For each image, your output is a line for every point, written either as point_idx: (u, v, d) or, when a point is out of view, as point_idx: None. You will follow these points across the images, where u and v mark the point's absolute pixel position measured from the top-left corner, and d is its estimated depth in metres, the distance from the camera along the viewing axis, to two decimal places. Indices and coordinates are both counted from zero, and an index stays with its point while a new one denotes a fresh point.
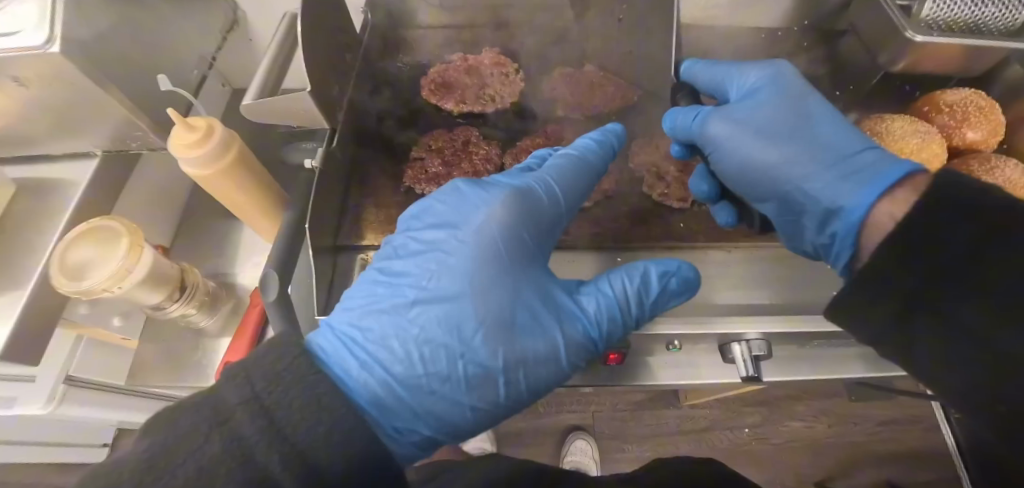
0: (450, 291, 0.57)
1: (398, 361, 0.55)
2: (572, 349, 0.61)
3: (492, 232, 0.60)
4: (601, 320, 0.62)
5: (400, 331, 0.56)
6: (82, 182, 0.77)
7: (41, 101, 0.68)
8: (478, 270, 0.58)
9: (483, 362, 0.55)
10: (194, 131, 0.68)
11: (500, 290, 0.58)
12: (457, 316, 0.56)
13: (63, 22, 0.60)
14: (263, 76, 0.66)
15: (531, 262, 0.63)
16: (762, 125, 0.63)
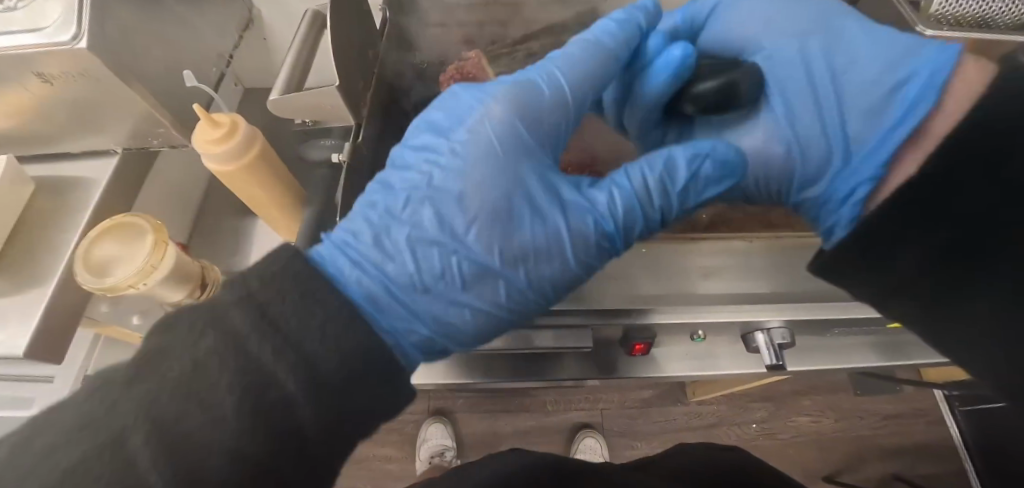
0: (445, 189, 0.57)
1: (393, 259, 0.55)
2: (581, 243, 0.61)
3: (489, 129, 0.59)
4: (612, 209, 0.61)
5: (399, 225, 0.56)
6: (102, 181, 0.77)
7: (65, 97, 0.68)
8: (474, 166, 0.58)
9: (480, 258, 0.56)
10: (219, 127, 0.68)
11: (500, 186, 0.58)
12: (452, 212, 0.56)
13: (92, 17, 0.60)
14: (289, 73, 0.67)
15: (534, 158, 0.61)
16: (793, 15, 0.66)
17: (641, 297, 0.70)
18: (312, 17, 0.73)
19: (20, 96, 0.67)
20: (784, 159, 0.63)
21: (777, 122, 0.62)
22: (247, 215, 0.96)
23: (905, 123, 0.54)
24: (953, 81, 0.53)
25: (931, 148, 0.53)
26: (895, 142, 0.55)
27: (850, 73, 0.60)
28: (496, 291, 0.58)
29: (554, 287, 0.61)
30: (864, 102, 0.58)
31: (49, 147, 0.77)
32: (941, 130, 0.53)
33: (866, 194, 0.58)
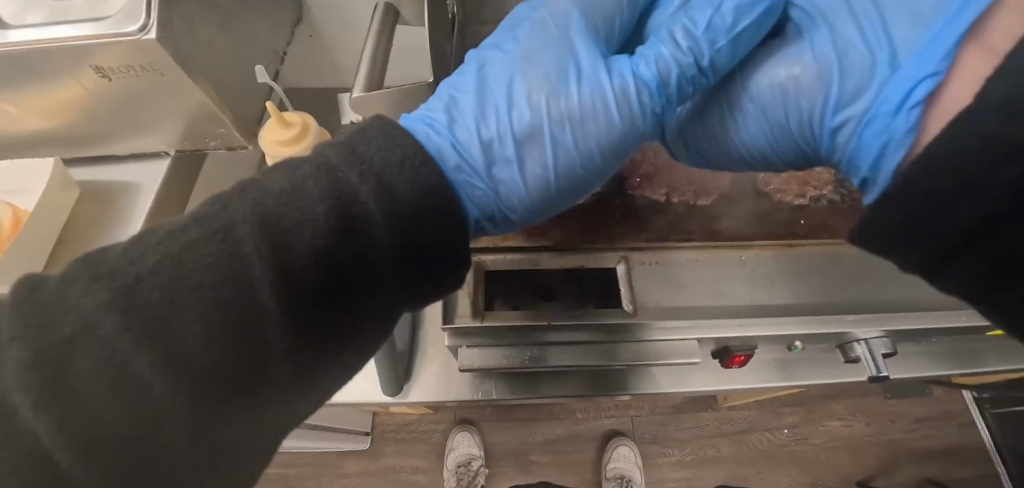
0: (508, 57, 0.57)
1: (464, 123, 0.54)
2: (627, 106, 0.55)
3: (556, 9, 0.60)
4: (663, 66, 0.55)
5: (471, 86, 0.56)
6: (152, 187, 0.73)
7: (120, 93, 0.63)
8: (536, 36, 0.58)
9: (534, 110, 0.54)
10: (291, 128, 0.63)
11: (560, 47, 0.57)
12: (516, 70, 0.56)
13: (160, 4, 0.56)
14: (370, 68, 0.62)
15: (591, 36, 0.58)
16: None
17: (741, 306, 0.63)
18: (384, 9, 0.69)
19: (73, 91, 0.62)
20: (812, 83, 0.48)
21: (813, 46, 0.48)
22: None
23: (953, 22, 0.37)
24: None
25: (1006, 45, 0.34)
26: (939, 48, 0.37)
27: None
28: (545, 153, 0.54)
29: (606, 149, 0.55)
30: (920, 6, 0.42)
31: (101, 149, 0.72)
32: (1005, 30, 0.34)
33: (922, 102, 0.38)
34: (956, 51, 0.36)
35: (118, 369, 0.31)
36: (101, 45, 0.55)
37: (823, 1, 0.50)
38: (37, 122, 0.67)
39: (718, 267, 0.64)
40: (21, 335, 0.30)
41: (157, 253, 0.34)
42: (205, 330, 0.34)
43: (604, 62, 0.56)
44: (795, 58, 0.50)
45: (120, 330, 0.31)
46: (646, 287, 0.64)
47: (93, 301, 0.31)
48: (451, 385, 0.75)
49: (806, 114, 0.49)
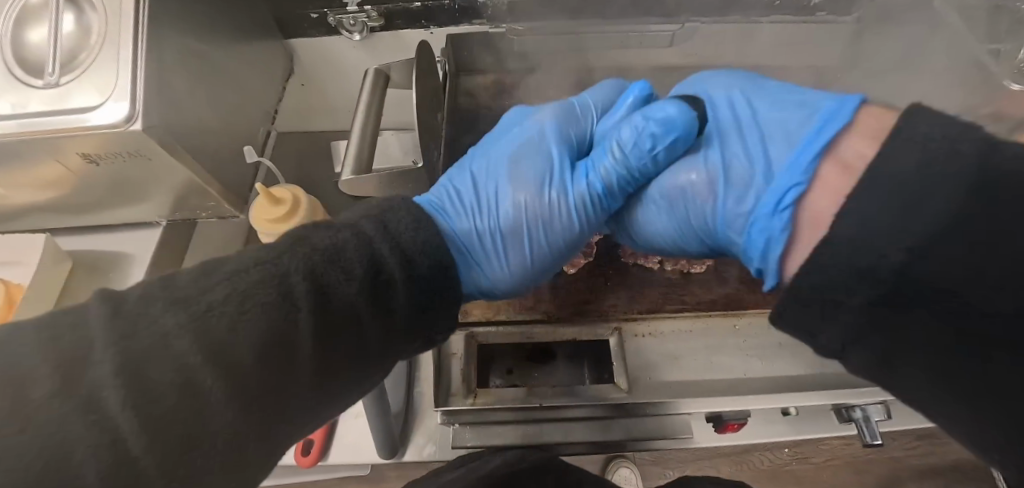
0: (497, 160, 0.58)
1: (462, 211, 0.55)
2: (585, 207, 0.57)
3: (543, 116, 0.61)
4: (609, 179, 0.56)
5: (469, 173, 0.58)
6: (145, 256, 0.74)
7: (111, 175, 0.64)
8: (525, 140, 0.59)
9: (510, 200, 0.56)
10: (281, 204, 0.63)
11: (539, 154, 0.59)
12: (502, 175, 0.57)
13: (144, 93, 0.55)
14: (360, 148, 0.64)
15: (567, 144, 0.61)
16: (773, 92, 0.51)
17: (735, 379, 0.63)
18: (374, 74, 0.68)
19: (60, 172, 0.62)
20: (703, 187, 0.50)
21: (705, 154, 0.51)
22: None
23: (811, 144, 0.40)
24: (861, 112, 0.39)
25: (862, 164, 0.37)
26: (802, 163, 0.39)
27: (777, 118, 0.48)
28: (523, 248, 0.55)
29: (547, 249, 0.56)
30: (792, 132, 0.45)
31: (93, 219, 0.73)
32: (859, 155, 0.37)
33: (791, 206, 0.39)
34: (816, 164, 0.39)
35: (190, 373, 0.31)
36: (89, 135, 0.55)
37: (723, 118, 0.52)
38: (28, 199, 0.67)
39: (709, 338, 0.65)
40: (112, 341, 0.30)
41: (226, 284, 0.34)
42: (255, 356, 0.33)
43: (569, 169, 0.58)
44: (691, 165, 0.52)
45: (192, 344, 0.31)
46: (638, 358, 0.64)
47: (178, 314, 0.32)
48: (445, 446, 0.75)
49: (701, 215, 0.52)
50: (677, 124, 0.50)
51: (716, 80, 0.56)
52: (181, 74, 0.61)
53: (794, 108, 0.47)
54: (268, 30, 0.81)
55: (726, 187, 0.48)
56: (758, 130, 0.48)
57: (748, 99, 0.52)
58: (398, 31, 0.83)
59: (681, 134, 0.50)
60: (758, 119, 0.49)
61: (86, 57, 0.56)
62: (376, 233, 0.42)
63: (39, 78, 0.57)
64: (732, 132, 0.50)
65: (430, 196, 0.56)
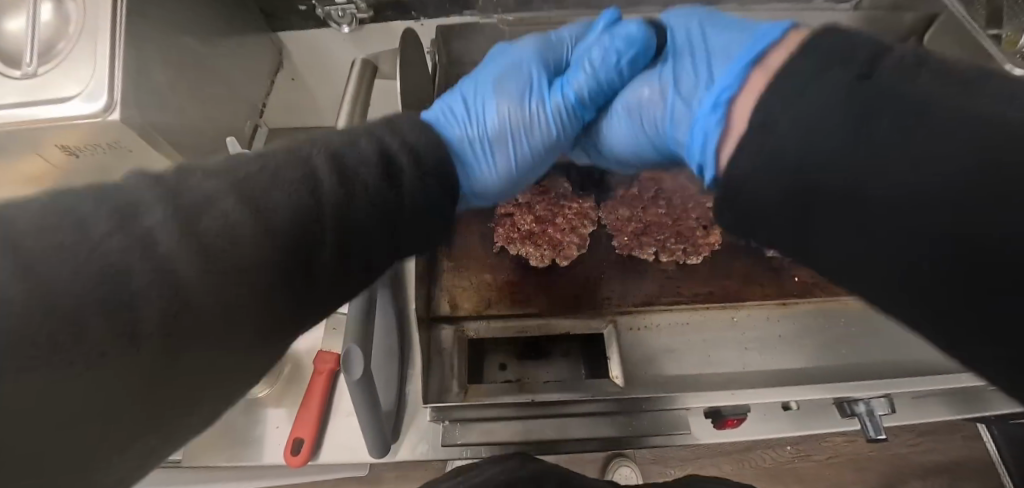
0: (484, 80, 0.58)
1: (450, 122, 0.55)
2: (563, 119, 0.58)
3: (526, 39, 0.61)
4: (582, 92, 0.57)
5: (451, 91, 0.58)
6: None
7: (90, 168, 0.62)
8: (511, 58, 0.59)
9: (489, 112, 0.56)
10: None
11: (520, 69, 0.59)
12: (487, 88, 0.57)
13: (123, 83, 0.54)
14: None
15: (548, 65, 0.60)
16: (723, 20, 0.49)
17: (733, 373, 0.61)
18: (360, 65, 0.67)
19: (39, 166, 0.61)
20: (655, 97, 0.52)
21: (663, 68, 0.52)
22: None
23: (750, 56, 0.38)
24: (788, 33, 0.38)
25: (780, 63, 0.35)
26: (732, 69, 0.38)
27: (724, 35, 0.48)
28: (507, 155, 0.57)
29: (530, 154, 0.58)
30: (731, 48, 0.45)
31: None
32: (779, 59, 0.36)
33: (722, 110, 0.38)
34: (746, 73, 0.37)
35: None
36: (67, 127, 0.54)
37: (676, 37, 0.52)
38: (7, 194, 0.66)
39: (707, 331, 0.63)
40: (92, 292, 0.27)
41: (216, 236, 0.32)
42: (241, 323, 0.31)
43: (547, 84, 0.59)
44: (648, 80, 0.53)
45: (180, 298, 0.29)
46: (634, 353, 0.61)
47: None
48: (437, 445, 0.73)
49: (652, 127, 0.53)
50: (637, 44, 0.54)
51: (670, 6, 0.57)
52: (161, 65, 0.60)
53: (733, 20, 0.48)
54: (256, 24, 0.80)
55: (679, 91, 0.49)
56: (706, 34, 0.49)
57: (703, 31, 0.49)
58: (387, 22, 0.82)
59: (641, 48, 0.55)
60: (702, 21, 0.50)
61: (65, 47, 0.55)
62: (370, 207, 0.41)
63: (16, 69, 0.56)
64: (682, 49, 0.50)
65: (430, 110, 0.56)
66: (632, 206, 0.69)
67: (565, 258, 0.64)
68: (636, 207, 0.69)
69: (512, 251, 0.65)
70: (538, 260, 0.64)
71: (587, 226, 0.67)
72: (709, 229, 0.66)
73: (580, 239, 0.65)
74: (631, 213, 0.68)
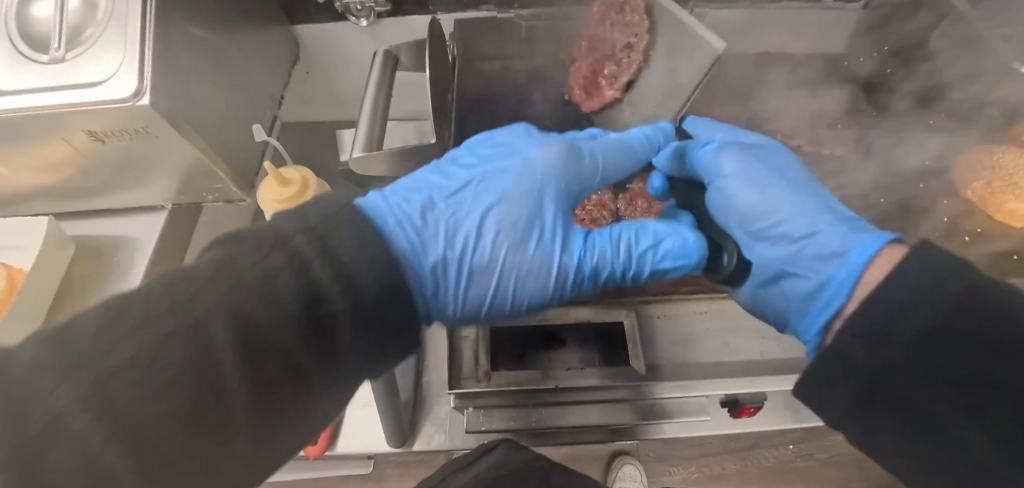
0: (487, 192, 0.52)
1: (436, 244, 0.49)
2: (563, 280, 0.53)
3: (540, 160, 0.53)
4: (591, 264, 0.53)
5: (412, 203, 0.51)
6: (147, 242, 0.71)
7: (114, 153, 0.62)
8: (519, 178, 0.52)
9: (485, 262, 0.50)
10: (289, 186, 0.62)
11: (529, 198, 0.52)
12: (485, 208, 0.51)
13: (152, 69, 0.54)
14: (371, 126, 0.62)
15: (564, 203, 0.53)
16: (820, 206, 0.52)
17: (750, 362, 0.62)
18: (382, 56, 0.67)
19: (65, 152, 0.61)
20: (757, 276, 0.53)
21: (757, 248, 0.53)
22: None
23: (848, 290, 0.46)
24: (886, 245, 0.45)
25: (871, 286, 0.44)
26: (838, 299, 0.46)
27: (829, 226, 0.50)
28: (487, 287, 0.51)
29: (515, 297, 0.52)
30: (829, 244, 0.49)
31: (94, 204, 0.71)
32: (873, 277, 0.44)
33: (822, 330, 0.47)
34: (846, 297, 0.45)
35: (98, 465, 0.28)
36: (94, 111, 0.54)
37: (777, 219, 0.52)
38: (30, 182, 0.65)
39: (725, 321, 0.64)
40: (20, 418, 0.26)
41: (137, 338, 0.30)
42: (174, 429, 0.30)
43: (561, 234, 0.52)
44: (759, 234, 0.54)
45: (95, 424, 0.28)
46: (653, 342, 0.62)
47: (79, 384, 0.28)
48: (456, 435, 0.73)
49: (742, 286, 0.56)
50: (694, 251, 0.52)
51: (785, 152, 0.58)
52: (187, 53, 0.60)
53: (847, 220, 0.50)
54: (274, 17, 0.80)
55: (793, 267, 0.51)
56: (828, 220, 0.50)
57: (796, 207, 0.52)
58: (405, 17, 0.82)
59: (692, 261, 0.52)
60: (828, 207, 0.52)
61: (93, 33, 0.55)
62: (315, 255, 0.38)
63: (45, 53, 0.56)
64: (790, 243, 0.51)
65: (404, 210, 0.49)
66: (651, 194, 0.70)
67: None
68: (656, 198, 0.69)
69: None
70: None
71: (606, 217, 0.68)
72: None
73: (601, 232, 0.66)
74: (650, 203, 0.69)
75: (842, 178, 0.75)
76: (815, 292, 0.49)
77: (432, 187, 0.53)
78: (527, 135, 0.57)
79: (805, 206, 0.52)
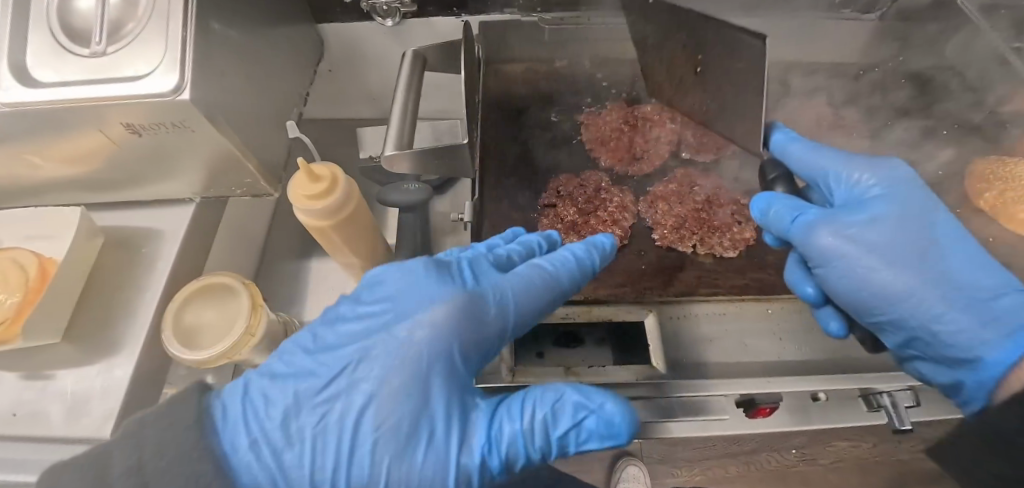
0: (360, 377, 0.47)
1: (295, 454, 0.46)
2: (463, 475, 0.47)
3: (422, 339, 0.47)
4: (498, 454, 0.48)
5: (274, 410, 0.47)
6: (173, 234, 0.72)
7: (147, 147, 0.63)
8: (396, 372, 0.47)
9: (367, 478, 0.45)
10: (320, 181, 0.63)
11: (410, 395, 0.47)
12: (358, 403, 0.46)
13: (192, 65, 0.55)
14: (402, 125, 0.64)
15: (457, 380, 0.49)
16: (954, 283, 0.52)
17: (766, 364, 0.63)
18: (411, 57, 0.68)
19: (100, 144, 0.62)
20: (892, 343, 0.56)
21: (887, 325, 0.55)
22: (312, 255, 0.90)
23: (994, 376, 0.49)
24: None
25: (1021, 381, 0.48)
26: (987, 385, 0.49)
27: (972, 309, 0.51)
28: None
29: None
30: (968, 332, 0.50)
31: (123, 195, 0.72)
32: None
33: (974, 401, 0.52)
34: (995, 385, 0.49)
35: None
36: (135, 103, 0.55)
37: (907, 305, 0.52)
38: (62, 172, 0.66)
39: (743, 323, 0.65)
40: None
41: None
42: None
43: (456, 419, 0.48)
44: (893, 326, 0.55)
45: None
46: (671, 341, 0.63)
47: None
48: None
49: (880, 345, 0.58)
50: (621, 430, 0.49)
51: (911, 216, 0.55)
52: (223, 51, 0.61)
53: (997, 319, 0.50)
54: (302, 15, 0.81)
55: (933, 345, 0.53)
56: (968, 315, 0.51)
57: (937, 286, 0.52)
58: (430, 18, 0.84)
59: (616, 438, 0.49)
60: (971, 294, 0.51)
61: (134, 28, 0.57)
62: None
63: (86, 47, 0.57)
64: (919, 325, 0.52)
65: (252, 426, 0.46)
66: (671, 199, 0.73)
67: (609, 252, 0.67)
68: (676, 202, 0.72)
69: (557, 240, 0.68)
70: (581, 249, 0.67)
71: (628, 219, 0.71)
72: (743, 225, 0.70)
73: (623, 234, 0.69)
74: (670, 207, 0.71)
75: None
76: (959, 372, 0.52)
77: (307, 372, 0.49)
78: (421, 280, 0.50)
79: (948, 299, 0.51)
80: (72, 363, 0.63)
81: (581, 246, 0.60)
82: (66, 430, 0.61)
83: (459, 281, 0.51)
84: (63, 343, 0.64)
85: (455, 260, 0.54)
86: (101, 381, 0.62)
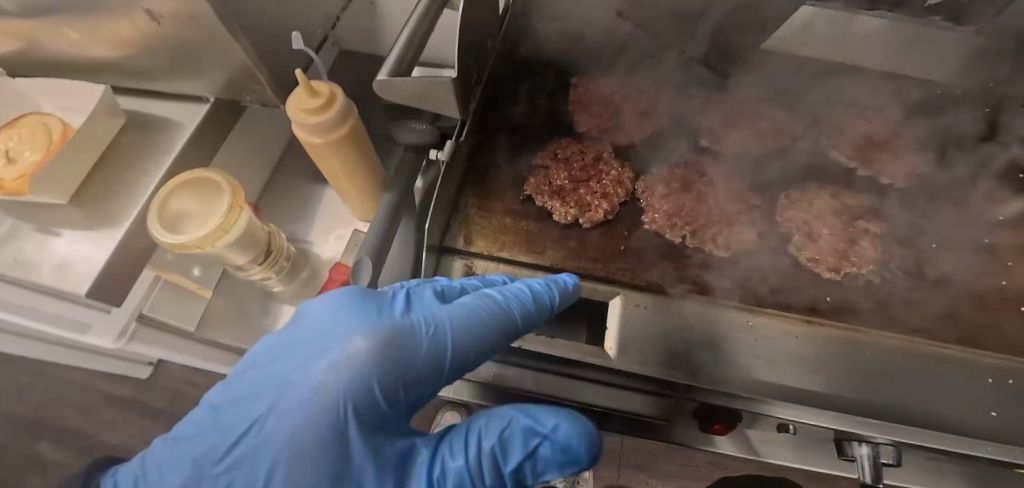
0: (274, 431, 0.43)
1: None
2: None
3: (335, 386, 0.43)
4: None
5: (180, 474, 0.45)
6: (186, 127, 0.76)
7: (168, 38, 0.66)
8: (307, 429, 0.43)
9: None
10: (318, 97, 0.63)
11: (326, 444, 0.44)
12: (274, 458, 0.43)
13: None
14: (400, 58, 0.59)
15: (385, 422, 0.47)
16: None
17: (734, 378, 0.54)
18: None
19: (124, 30, 0.65)
20: None
21: None
22: (318, 178, 0.92)
23: None
24: None
25: None
26: None
27: None
28: None
29: None
30: None
31: (148, 83, 0.76)
32: None
33: None
34: None
35: None
36: None
37: None
38: (95, 51, 0.71)
39: (715, 327, 0.56)
40: None
41: None
42: None
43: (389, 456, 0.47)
44: None
45: None
46: (632, 330, 0.56)
47: None
48: None
49: None
50: (578, 453, 0.48)
51: None
52: None
53: None
54: None
55: None
56: None
57: None
58: None
59: (574, 461, 0.49)
60: None
61: None
62: None
63: None
64: None
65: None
66: (672, 184, 0.68)
67: (590, 224, 0.65)
68: (677, 188, 0.68)
69: (539, 202, 0.66)
70: (561, 214, 0.65)
71: (619, 195, 0.68)
72: (743, 227, 0.65)
73: (609, 207, 0.66)
74: (667, 190, 0.68)
75: (895, 216, 0.67)
76: None
77: (221, 426, 0.46)
78: (336, 320, 0.46)
79: None
80: (73, 223, 0.69)
81: (540, 279, 0.56)
82: (51, 279, 0.66)
83: (382, 320, 0.46)
84: (70, 206, 0.70)
85: (385, 293, 0.49)
86: (91, 245, 0.67)
